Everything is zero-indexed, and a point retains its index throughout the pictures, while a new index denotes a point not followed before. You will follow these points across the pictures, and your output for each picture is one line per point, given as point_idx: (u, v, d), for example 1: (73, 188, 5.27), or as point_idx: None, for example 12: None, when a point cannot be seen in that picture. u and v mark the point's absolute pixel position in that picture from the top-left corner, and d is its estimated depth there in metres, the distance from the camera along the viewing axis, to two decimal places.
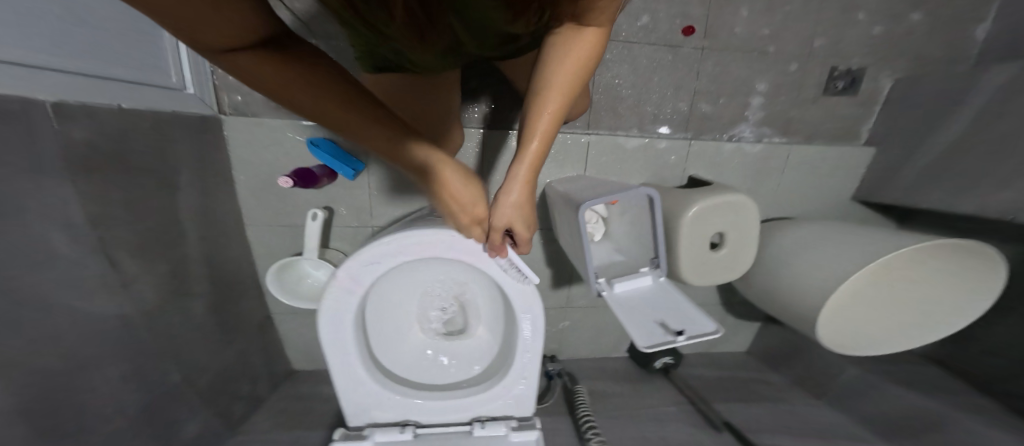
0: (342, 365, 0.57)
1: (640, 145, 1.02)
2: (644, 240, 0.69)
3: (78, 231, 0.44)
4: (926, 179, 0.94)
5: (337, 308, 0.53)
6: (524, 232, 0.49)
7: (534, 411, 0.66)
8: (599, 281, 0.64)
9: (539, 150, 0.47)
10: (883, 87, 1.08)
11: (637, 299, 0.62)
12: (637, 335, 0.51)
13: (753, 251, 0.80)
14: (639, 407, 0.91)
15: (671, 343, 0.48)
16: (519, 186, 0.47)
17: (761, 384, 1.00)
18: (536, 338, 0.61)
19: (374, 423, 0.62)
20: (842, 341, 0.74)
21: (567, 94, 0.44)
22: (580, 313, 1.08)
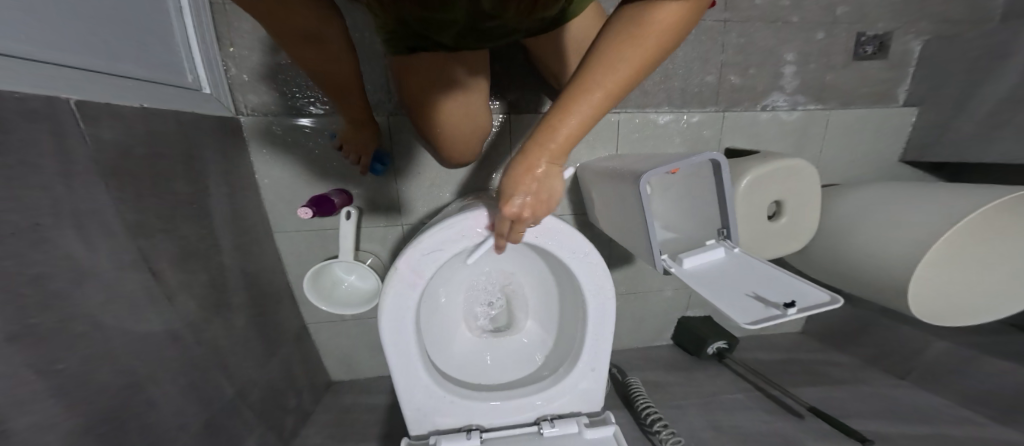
0: (402, 367, 0.53)
1: (671, 121, 0.98)
2: (705, 213, 0.64)
3: (95, 239, 0.39)
4: (982, 133, 0.90)
5: (394, 305, 0.50)
6: (535, 211, 0.42)
7: (604, 405, 0.61)
8: (666, 257, 0.59)
9: (575, 128, 0.39)
10: (913, 49, 1.04)
11: (715, 274, 0.56)
12: (736, 311, 0.45)
13: (814, 218, 0.76)
14: (702, 396, 0.87)
15: (780, 317, 0.42)
16: (541, 160, 0.40)
17: (828, 365, 0.94)
18: (605, 323, 0.56)
19: (438, 430, 0.57)
20: (930, 308, 0.68)
21: (627, 72, 0.37)
22: (621, 301, 1.03)
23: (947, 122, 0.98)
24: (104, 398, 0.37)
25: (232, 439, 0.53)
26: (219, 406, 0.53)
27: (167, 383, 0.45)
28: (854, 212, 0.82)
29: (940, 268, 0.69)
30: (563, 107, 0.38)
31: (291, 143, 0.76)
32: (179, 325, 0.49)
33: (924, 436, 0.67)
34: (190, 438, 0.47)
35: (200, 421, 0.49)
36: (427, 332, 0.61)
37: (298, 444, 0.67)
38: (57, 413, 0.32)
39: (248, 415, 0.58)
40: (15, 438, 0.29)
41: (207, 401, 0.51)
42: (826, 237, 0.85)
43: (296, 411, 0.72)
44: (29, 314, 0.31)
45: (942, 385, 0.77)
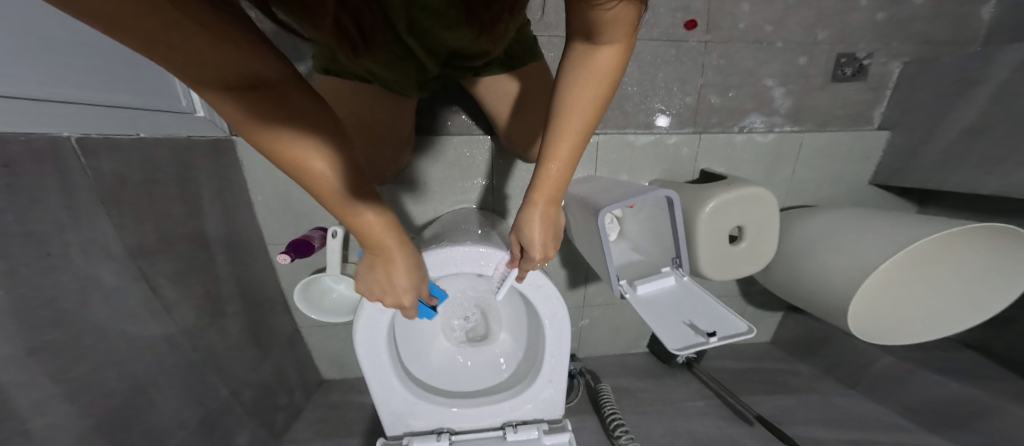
0: (376, 376, 0.59)
1: (650, 142, 1.02)
2: (661, 242, 0.70)
3: (105, 266, 0.45)
4: (947, 161, 0.94)
5: (367, 327, 0.56)
6: (549, 247, 0.50)
7: (564, 413, 0.67)
8: (622, 283, 0.64)
9: (561, 170, 0.47)
10: (891, 72, 1.07)
11: (662, 299, 0.62)
12: (670, 338, 0.52)
13: (772, 243, 0.80)
14: (667, 403, 0.92)
15: (703, 344, 0.50)
16: (544, 203, 0.48)
17: (787, 374, 1.00)
18: (563, 342, 0.62)
19: (411, 432, 0.63)
20: (871, 329, 0.74)
21: (588, 114, 0.45)
22: (599, 310, 1.08)
23: (916, 147, 1.02)
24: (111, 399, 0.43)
25: (226, 434, 0.60)
26: (214, 405, 0.59)
27: (166, 385, 0.51)
28: (809, 235, 0.87)
29: (881, 296, 0.75)
30: (548, 157, 0.46)
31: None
32: (177, 332, 0.54)
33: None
34: (188, 433, 0.53)
35: (197, 418, 0.55)
36: (404, 344, 0.67)
37: (288, 439, 0.73)
38: (69, 413, 0.38)
39: (241, 412, 0.64)
40: (34, 435, 0.35)
41: (206, 401, 0.57)
42: (787, 257, 0.90)
43: (287, 408, 0.78)
44: (44, 330, 0.37)
45: (888, 399, 0.82)
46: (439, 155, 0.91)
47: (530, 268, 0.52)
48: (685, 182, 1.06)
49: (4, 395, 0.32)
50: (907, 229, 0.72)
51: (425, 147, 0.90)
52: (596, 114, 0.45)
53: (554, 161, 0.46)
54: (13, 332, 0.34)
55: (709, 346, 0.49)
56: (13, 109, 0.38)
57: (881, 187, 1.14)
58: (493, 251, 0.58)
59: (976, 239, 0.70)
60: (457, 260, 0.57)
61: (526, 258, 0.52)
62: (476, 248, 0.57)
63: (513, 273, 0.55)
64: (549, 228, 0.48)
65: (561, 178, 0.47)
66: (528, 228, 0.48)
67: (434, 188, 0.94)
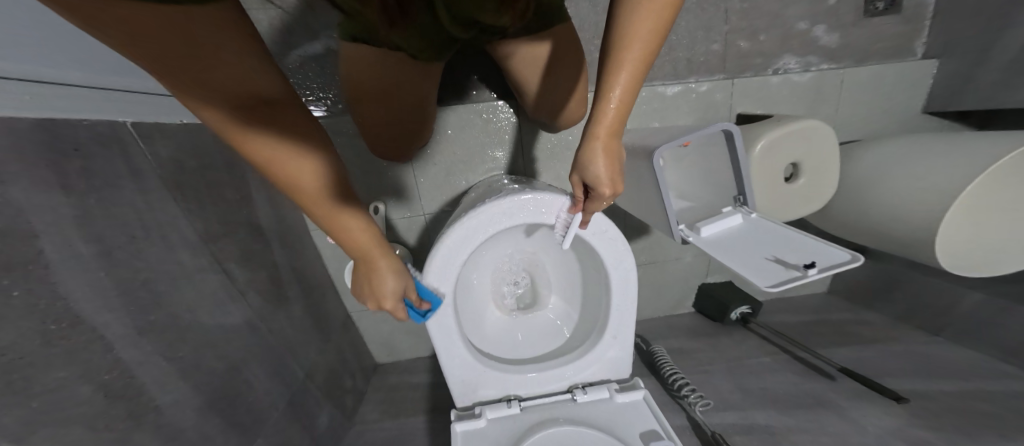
0: (444, 344, 0.58)
1: (680, 91, 0.99)
2: (721, 182, 0.68)
3: (186, 251, 0.46)
4: (1004, 84, 0.86)
5: (437, 284, 0.55)
6: (615, 184, 0.48)
7: (631, 372, 0.66)
8: (684, 227, 0.64)
9: (622, 99, 0.45)
10: (927, 2, 0.99)
11: (732, 239, 0.61)
12: (760, 276, 0.49)
13: (833, 175, 0.76)
14: (729, 360, 0.89)
15: (801, 278, 0.46)
16: (605, 136, 0.47)
17: (855, 323, 0.96)
18: (629, 294, 0.60)
19: (481, 401, 0.62)
20: (955, 258, 0.69)
21: (650, 40, 0.41)
22: (643, 272, 1.06)
23: (969, 72, 0.94)
24: (214, 378, 0.43)
25: (309, 416, 0.60)
26: (296, 388, 0.59)
27: (255, 369, 0.51)
28: (872, 170, 0.82)
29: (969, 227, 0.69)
30: (608, 88, 0.44)
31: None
32: (256, 317, 0.54)
33: (959, 383, 0.69)
34: (280, 414, 0.53)
35: (283, 400, 0.55)
36: (462, 313, 0.66)
37: (359, 420, 0.73)
38: (181, 393, 0.38)
39: (318, 394, 0.65)
40: (161, 411, 0.35)
41: (290, 383, 0.58)
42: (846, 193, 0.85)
43: (353, 391, 0.79)
44: (146, 312, 0.36)
45: (972, 334, 0.77)
46: (467, 126, 0.89)
47: (598, 210, 0.51)
48: None
49: (125, 371, 0.32)
50: (983, 145, 0.67)
51: (453, 119, 0.88)
52: (657, 39, 0.42)
53: (615, 93, 0.44)
54: (120, 313, 0.34)
55: (809, 278, 0.46)
56: (67, 96, 0.38)
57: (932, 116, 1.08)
58: (553, 198, 0.56)
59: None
60: (518, 210, 0.56)
61: (592, 199, 0.50)
62: (540, 196, 0.55)
63: (576, 217, 0.54)
64: (614, 165, 0.47)
65: (622, 109, 0.46)
66: (592, 165, 0.47)
67: (466, 160, 0.93)
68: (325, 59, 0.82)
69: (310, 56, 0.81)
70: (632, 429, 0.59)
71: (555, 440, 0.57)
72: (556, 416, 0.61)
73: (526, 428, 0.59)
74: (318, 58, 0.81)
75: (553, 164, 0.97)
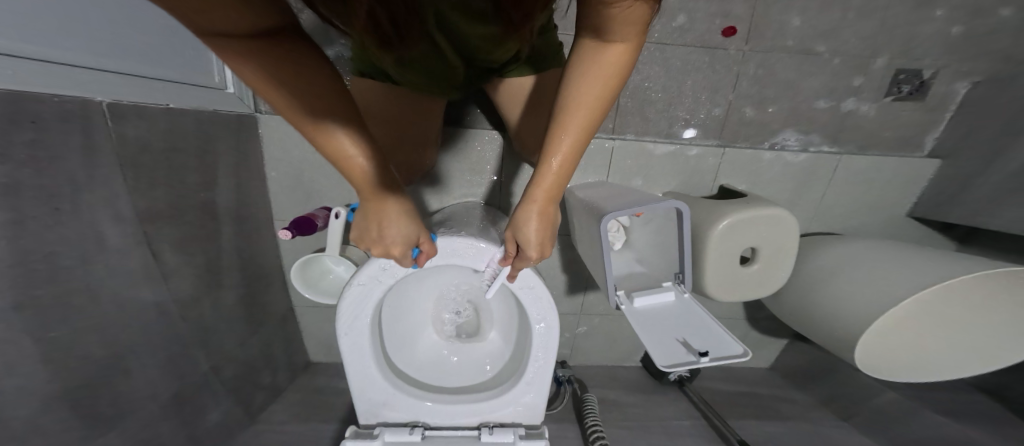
0: (355, 365, 0.59)
1: (670, 152, 0.99)
2: (669, 255, 0.70)
3: (116, 230, 0.47)
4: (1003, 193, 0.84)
5: (354, 309, 0.56)
6: (543, 249, 0.50)
7: (543, 420, 0.67)
8: (620, 294, 0.67)
9: (563, 166, 0.46)
10: (958, 92, 0.94)
11: (656, 314, 0.64)
12: (663, 353, 0.53)
13: (787, 268, 0.77)
14: (650, 418, 0.90)
15: (693, 363, 0.51)
16: (542, 201, 0.47)
17: (782, 402, 0.97)
18: (549, 346, 0.63)
19: (384, 422, 0.64)
20: (888, 365, 0.72)
21: (591, 115, 0.43)
22: (598, 318, 1.06)
23: (968, 180, 0.92)
24: (88, 362, 0.43)
25: (202, 406, 0.61)
26: (192, 378, 0.59)
27: (145, 356, 0.51)
28: (824, 268, 0.82)
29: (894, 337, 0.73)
30: (548, 154, 0.45)
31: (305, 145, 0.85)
32: (167, 300, 0.55)
33: None
34: (163, 403, 0.53)
35: (172, 387, 0.55)
36: (390, 334, 0.67)
37: (264, 417, 0.75)
38: (46, 376, 0.38)
39: (218, 389, 0.65)
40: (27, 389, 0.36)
41: (182, 373, 0.57)
42: (800, 286, 0.85)
43: (267, 388, 0.80)
44: (33, 286, 0.37)
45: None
46: (448, 145, 0.91)
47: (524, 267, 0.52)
48: (700, 197, 1.01)
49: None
50: (921, 265, 0.69)
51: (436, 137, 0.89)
52: (599, 115, 0.44)
53: (555, 160, 0.45)
54: (6, 288, 0.34)
55: (699, 365, 0.51)
56: (49, 74, 0.40)
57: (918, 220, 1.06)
58: (490, 247, 0.58)
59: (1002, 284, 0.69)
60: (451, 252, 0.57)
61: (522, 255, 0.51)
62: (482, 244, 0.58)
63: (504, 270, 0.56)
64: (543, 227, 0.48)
65: (561, 174, 0.47)
66: (525, 223, 0.48)
67: (443, 179, 0.93)
68: (334, 65, 0.83)
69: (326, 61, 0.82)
70: None
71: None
72: None
73: None
74: (328, 63, 0.82)
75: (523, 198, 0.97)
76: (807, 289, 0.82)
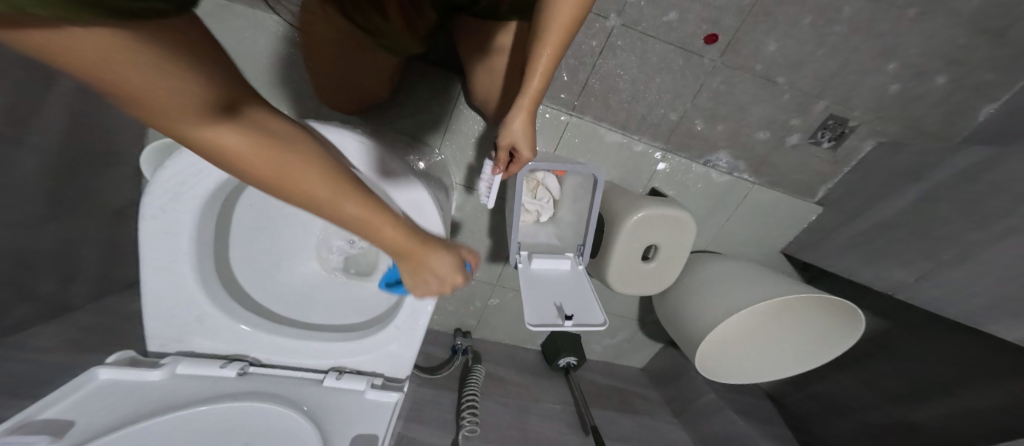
0: (158, 277, 0.49)
1: (618, 143, 0.95)
2: (580, 229, 0.70)
3: None
4: (849, 247, 0.90)
5: (170, 198, 0.45)
6: (531, 148, 0.58)
7: (407, 374, 0.61)
8: (520, 252, 0.65)
9: (542, 80, 0.52)
10: (862, 150, 0.93)
11: (546, 278, 0.64)
12: (533, 314, 0.55)
13: (677, 272, 0.77)
14: (528, 399, 0.91)
15: (558, 326, 0.54)
16: (526, 110, 0.55)
17: (636, 397, 1.06)
18: None
19: (182, 354, 0.53)
20: (726, 368, 0.77)
21: (565, 30, 0.48)
22: (510, 293, 1.03)
23: (829, 231, 0.97)
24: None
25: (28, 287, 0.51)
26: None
27: None
28: (711, 275, 0.82)
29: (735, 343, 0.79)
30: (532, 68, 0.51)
31: (232, 25, 0.76)
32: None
33: None
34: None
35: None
36: (235, 250, 0.57)
37: None
38: None
39: None
40: None
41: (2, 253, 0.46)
42: (680, 290, 0.84)
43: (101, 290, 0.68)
44: None
45: None
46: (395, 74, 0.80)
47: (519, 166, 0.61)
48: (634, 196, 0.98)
49: None
50: (785, 282, 0.73)
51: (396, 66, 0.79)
52: (574, 28, 0.48)
53: (538, 70, 0.51)
54: None
55: (561, 328, 0.53)
56: None
57: (788, 258, 1.07)
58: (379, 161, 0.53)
59: (847, 315, 0.67)
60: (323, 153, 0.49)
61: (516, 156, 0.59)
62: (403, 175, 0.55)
63: (496, 179, 0.60)
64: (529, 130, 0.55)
65: (541, 87, 0.53)
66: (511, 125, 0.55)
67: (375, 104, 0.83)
68: None
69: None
70: (347, 432, 0.51)
71: (254, 415, 0.50)
72: (274, 391, 0.54)
73: (232, 393, 0.51)
74: None
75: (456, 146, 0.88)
76: (682, 293, 0.82)
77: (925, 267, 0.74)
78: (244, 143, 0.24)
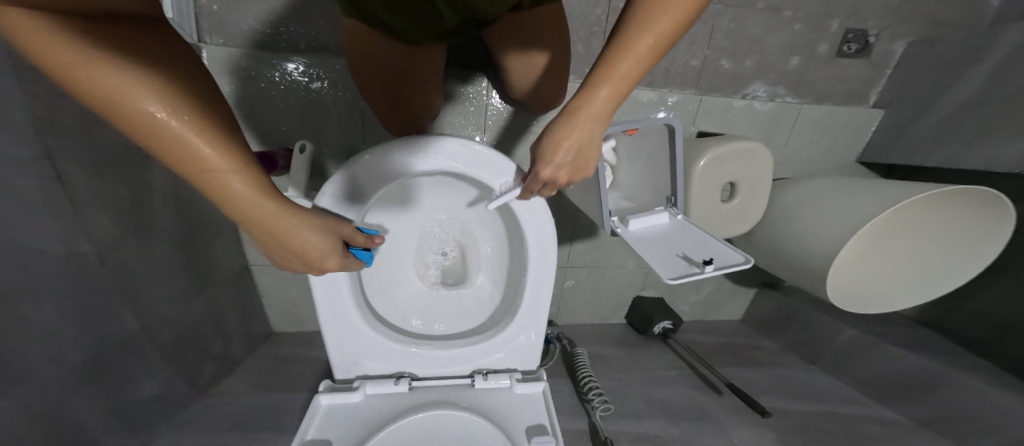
0: (327, 304, 0.52)
1: (652, 100, 0.95)
2: (658, 183, 0.69)
3: (60, 154, 0.44)
4: (936, 137, 0.89)
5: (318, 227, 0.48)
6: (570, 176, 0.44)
7: (539, 365, 0.62)
8: (613, 219, 0.63)
9: (606, 100, 0.38)
10: (895, 51, 0.99)
11: (654, 235, 0.62)
12: (663, 268, 0.50)
13: (762, 203, 0.78)
14: (640, 370, 0.91)
15: (699, 274, 0.48)
16: (580, 124, 0.39)
17: (757, 350, 1.03)
18: (546, 271, 0.57)
19: (365, 375, 0.57)
20: (861, 298, 0.76)
21: (656, 40, 0.34)
22: (585, 271, 1.04)
23: (907, 123, 0.96)
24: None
25: (135, 378, 0.52)
26: (120, 337, 0.51)
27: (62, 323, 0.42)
28: (799, 198, 0.83)
29: (860, 266, 0.78)
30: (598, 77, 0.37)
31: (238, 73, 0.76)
32: (81, 237, 0.46)
33: (823, 413, 0.78)
34: (79, 366, 0.44)
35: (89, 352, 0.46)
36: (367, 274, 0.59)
37: (216, 392, 0.68)
38: None
39: (153, 355, 0.56)
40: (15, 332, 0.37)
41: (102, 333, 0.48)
42: (771, 219, 0.86)
43: (218, 358, 0.72)
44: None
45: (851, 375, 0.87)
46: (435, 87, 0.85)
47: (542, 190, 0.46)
48: None
49: None
50: (889, 186, 0.71)
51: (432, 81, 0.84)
52: (666, 39, 0.34)
53: (607, 82, 0.37)
54: None
55: (702, 276, 0.47)
56: None
57: (864, 164, 1.08)
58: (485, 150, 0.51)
59: (994, 211, 0.66)
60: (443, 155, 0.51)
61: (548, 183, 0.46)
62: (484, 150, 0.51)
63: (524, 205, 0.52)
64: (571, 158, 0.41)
65: (601, 114, 0.39)
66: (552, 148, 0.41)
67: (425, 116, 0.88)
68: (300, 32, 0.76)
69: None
70: (519, 423, 0.54)
71: (438, 424, 0.52)
72: (446, 400, 0.55)
73: (411, 406, 0.54)
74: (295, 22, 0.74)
75: (497, 139, 0.93)
76: (775, 220, 0.85)
77: None
78: (166, 124, 0.26)
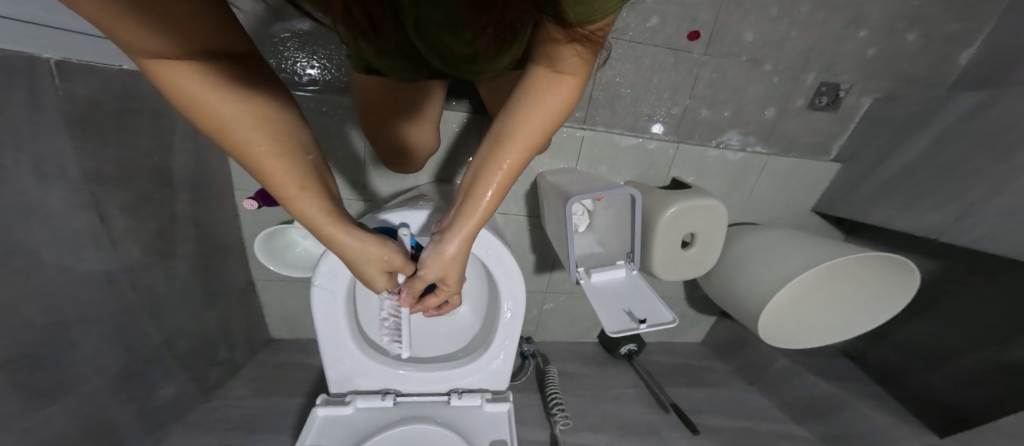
0: (327, 335, 0.62)
1: (632, 144, 1.03)
2: (623, 237, 0.80)
3: (101, 196, 0.52)
4: (881, 194, 0.97)
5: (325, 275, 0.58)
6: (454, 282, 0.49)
7: (507, 386, 0.71)
8: (579, 270, 0.75)
9: (492, 199, 0.44)
10: (861, 106, 1.06)
11: (611, 287, 0.74)
12: (610, 322, 0.64)
13: (715, 255, 0.88)
14: (601, 388, 1.01)
15: (635, 329, 0.62)
16: (468, 225, 0.45)
17: (709, 371, 1.15)
18: (517, 313, 0.66)
19: (357, 391, 0.67)
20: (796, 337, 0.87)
21: (521, 154, 0.43)
22: (561, 295, 1.13)
23: (858, 180, 1.06)
24: (38, 330, 0.41)
25: (154, 383, 0.61)
26: (148, 349, 0.60)
27: (101, 341, 0.51)
28: (751, 246, 0.93)
29: (800, 310, 0.87)
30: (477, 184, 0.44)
31: None
32: (116, 267, 0.55)
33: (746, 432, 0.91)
34: (113, 375, 0.53)
35: (119, 364, 0.54)
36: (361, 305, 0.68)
37: (221, 394, 0.78)
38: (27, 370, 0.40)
39: (171, 361, 0.66)
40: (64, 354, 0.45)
41: (130, 345, 0.56)
42: (725, 264, 0.95)
43: (224, 363, 0.82)
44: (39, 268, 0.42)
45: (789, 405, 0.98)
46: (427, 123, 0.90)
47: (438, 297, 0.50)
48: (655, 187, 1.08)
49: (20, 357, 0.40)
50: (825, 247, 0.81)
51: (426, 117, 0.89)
52: (534, 146, 0.43)
53: (488, 186, 0.43)
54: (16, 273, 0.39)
55: (638, 331, 0.61)
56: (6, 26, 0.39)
57: (820, 216, 1.18)
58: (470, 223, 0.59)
59: (905, 274, 0.77)
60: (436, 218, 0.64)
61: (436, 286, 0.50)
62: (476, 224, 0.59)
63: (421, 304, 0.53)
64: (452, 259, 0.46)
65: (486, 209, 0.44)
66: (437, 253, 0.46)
67: None
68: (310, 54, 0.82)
69: (301, 33, 0.80)
70: (484, 438, 0.64)
71: (417, 435, 0.62)
72: (425, 414, 0.66)
73: (395, 419, 0.64)
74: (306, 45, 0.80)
75: None
76: (729, 266, 0.93)
77: (962, 207, 0.79)
78: (220, 116, 0.30)
